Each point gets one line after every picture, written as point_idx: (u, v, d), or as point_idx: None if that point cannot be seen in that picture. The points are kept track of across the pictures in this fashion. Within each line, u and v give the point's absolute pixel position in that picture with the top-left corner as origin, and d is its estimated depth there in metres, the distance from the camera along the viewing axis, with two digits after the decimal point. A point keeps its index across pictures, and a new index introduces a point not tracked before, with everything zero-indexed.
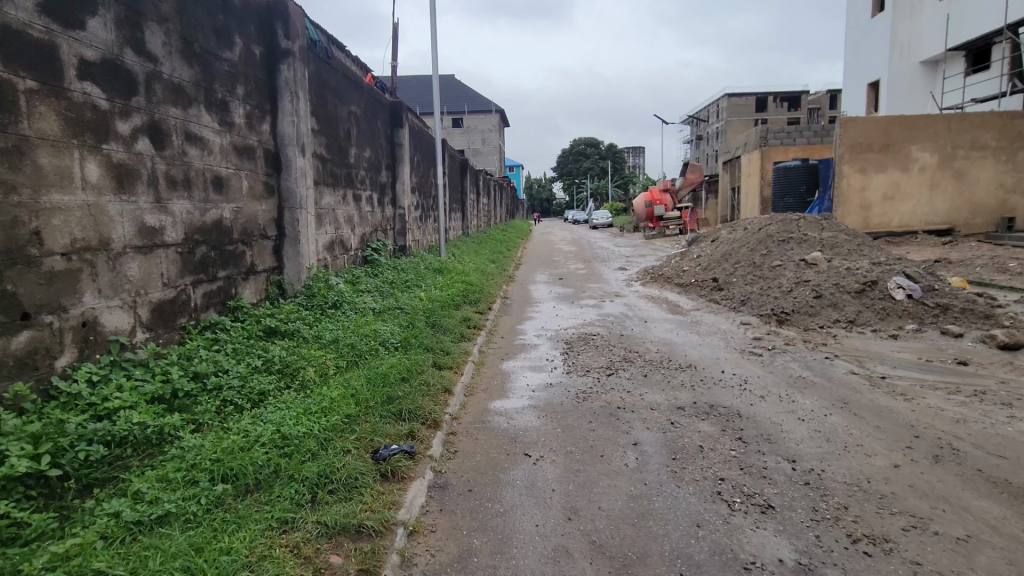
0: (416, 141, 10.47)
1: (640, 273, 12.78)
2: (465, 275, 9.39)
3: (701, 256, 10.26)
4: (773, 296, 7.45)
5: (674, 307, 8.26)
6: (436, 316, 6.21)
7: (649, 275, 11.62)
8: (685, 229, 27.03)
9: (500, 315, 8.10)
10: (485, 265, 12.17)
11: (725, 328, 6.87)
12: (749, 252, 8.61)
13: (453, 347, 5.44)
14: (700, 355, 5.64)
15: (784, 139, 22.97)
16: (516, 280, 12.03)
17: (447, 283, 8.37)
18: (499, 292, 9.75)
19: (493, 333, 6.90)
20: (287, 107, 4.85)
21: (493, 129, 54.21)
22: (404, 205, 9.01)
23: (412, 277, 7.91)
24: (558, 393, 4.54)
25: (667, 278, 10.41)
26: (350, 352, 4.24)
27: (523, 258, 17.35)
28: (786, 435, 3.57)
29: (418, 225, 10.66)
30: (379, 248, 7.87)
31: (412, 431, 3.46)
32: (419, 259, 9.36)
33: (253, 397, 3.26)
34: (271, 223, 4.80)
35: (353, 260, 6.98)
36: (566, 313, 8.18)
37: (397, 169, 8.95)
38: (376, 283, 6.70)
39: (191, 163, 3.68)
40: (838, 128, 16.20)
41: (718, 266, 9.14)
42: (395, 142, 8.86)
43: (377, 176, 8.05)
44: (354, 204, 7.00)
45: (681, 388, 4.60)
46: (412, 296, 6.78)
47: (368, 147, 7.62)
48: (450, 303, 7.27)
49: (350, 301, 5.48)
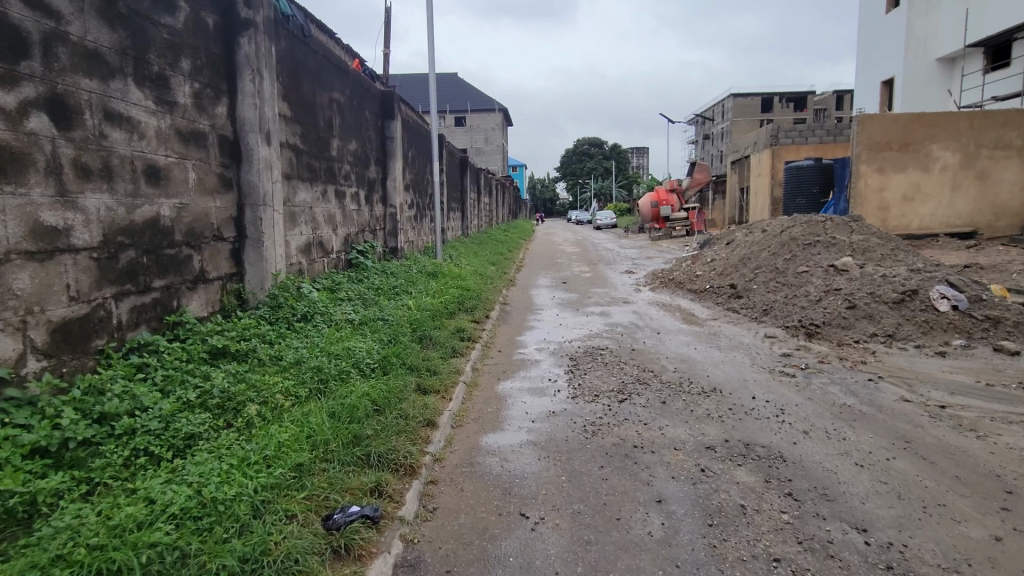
0: (410, 136, 9.78)
1: (649, 278, 12.05)
2: (461, 279, 8.68)
3: (716, 260, 9.55)
4: (799, 305, 6.74)
5: (688, 316, 7.56)
6: (425, 328, 5.52)
7: (659, 280, 10.91)
8: (692, 230, 26.30)
9: (498, 324, 7.40)
10: (485, 268, 11.48)
11: (748, 343, 6.16)
12: (771, 256, 7.90)
13: (442, 366, 4.74)
14: (725, 376, 4.93)
15: (796, 138, 22.23)
16: (517, 284, 11.34)
17: (441, 289, 7.67)
18: (498, 298, 9.05)
19: (489, 346, 6.20)
20: (248, 87, 4.17)
21: (496, 128, 53.52)
22: (395, 203, 8.33)
23: (401, 282, 7.21)
24: (562, 425, 3.84)
25: (678, 283, 9.70)
26: (314, 377, 3.55)
27: (525, 260, 16.67)
28: (847, 491, 2.87)
29: (412, 226, 9.96)
30: (366, 250, 7.19)
31: (380, 485, 2.76)
32: (411, 262, 8.67)
33: (176, 444, 2.58)
34: (228, 222, 4.12)
35: (334, 264, 6.29)
36: (571, 322, 7.47)
37: (388, 165, 8.26)
38: (359, 290, 6.01)
39: (114, 148, 3.00)
40: (856, 126, 15.47)
41: (735, 271, 8.43)
42: (386, 135, 8.17)
43: (365, 172, 7.36)
44: (336, 201, 6.32)
45: (706, 419, 3.89)
46: (399, 305, 6.08)
47: (354, 139, 6.93)
48: (442, 312, 6.58)
49: (324, 312, 4.78)
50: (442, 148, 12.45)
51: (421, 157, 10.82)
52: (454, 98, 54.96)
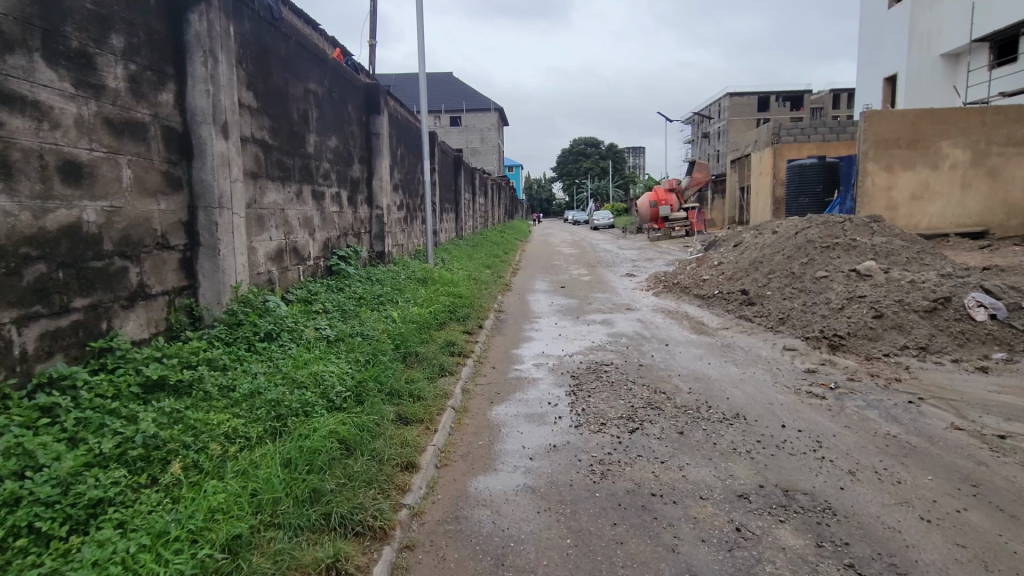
0: (399, 132, 9.20)
1: (651, 281, 11.50)
2: (453, 286, 8.12)
3: (723, 263, 9.01)
4: (820, 314, 6.20)
5: (697, 325, 7.01)
6: (410, 344, 4.95)
7: (662, 284, 10.37)
8: (692, 230, 25.78)
9: (493, 335, 6.84)
10: (479, 272, 10.92)
11: (766, 356, 5.61)
12: (785, 260, 7.36)
13: (427, 389, 4.18)
14: (745, 399, 4.38)
15: (798, 136, 21.73)
16: (513, 289, 10.78)
17: (431, 296, 7.10)
18: (493, 305, 8.48)
19: (483, 361, 5.63)
20: (200, 72, 3.60)
21: (492, 128, 52.95)
22: (382, 204, 7.76)
23: (388, 290, 6.64)
24: (565, 464, 3.28)
25: (684, 288, 9.14)
26: (271, 413, 2.99)
27: (521, 262, 16.11)
28: (919, 560, 2.32)
29: (401, 228, 9.39)
30: (348, 256, 6.62)
31: (340, 558, 2.19)
32: (400, 267, 8.10)
33: (74, 515, 2.00)
34: (177, 227, 3.55)
35: (311, 271, 5.72)
36: (571, 333, 6.92)
37: (374, 163, 7.69)
38: (338, 301, 5.44)
39: (13, 139, 2.44)
40: (863, 122, 14.96)
41: (745, 275, 7.88)
42: (371, 131, 7.61)
43: (347, 171, 6.78)
44: (313, 203, 5.75)
45: (732, 456, 3.33)
46: (383, 316, 5.52)
47: (334, 135, 6.36)
48: (431, 324, 6.02)
49: (294, 329, 4.22)
50: (434, 146, 11.87)
51: (411, 156, 10.24)
52: (450, 98, 54.36)
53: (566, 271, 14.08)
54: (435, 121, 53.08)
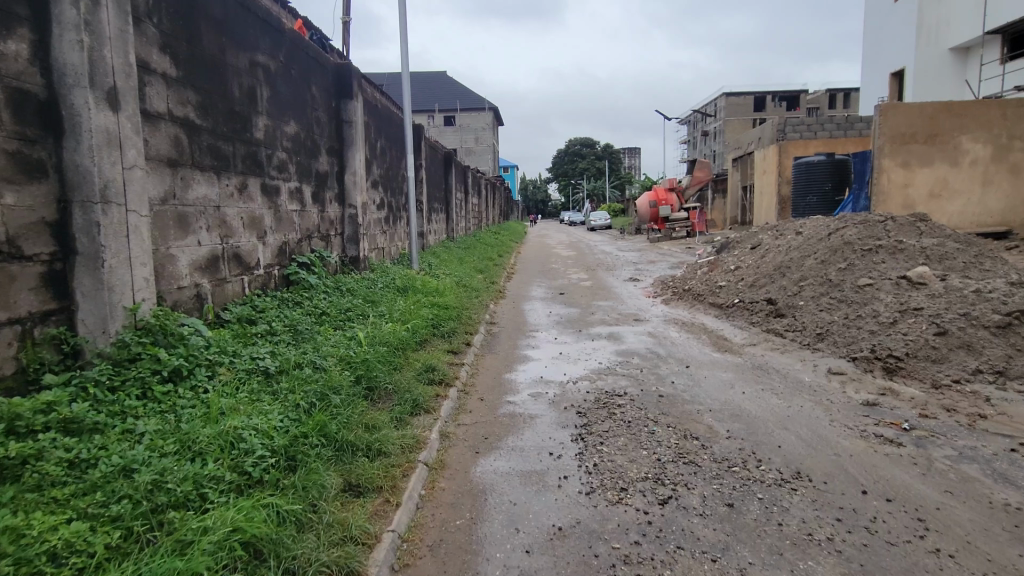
0: (377, 122, 8.21)
1: (657, 286, 10.52)
2: (439, 295, 7.14)
3: (741, 268, 8.06)
4: (867, 329, 5.25)
5: (719, 342, 6.07)
6: (376, 375, 3.97)
7: (671, 290, 9.41)
8: (694, 231, 24.89)
9: (483, 355, 5.86)
10: (470, 278, 9.94)
11: (809, 383, 4.66)
12: (818, 264, 6.42)
13: (391, 439, 3.22)
14: (800, 446, 3.42)
15: (805, 133, 20.79)
16: (507, 296, 9.80)
17: (411, 308, 6.13)
18: (484, 315, 7.50)
19: (469, 391, 4.66)
20: (69, 15, 2.62)
21: (486, 128, 52.02)
22: (356, 202, 6.78)
23: (359, 303, 5.67)
24: (574, 564, 2.31)
25: (697, 296, 8.20)
26: (141, 506, 2.01)
27: (516, 266, 15.17)
28: None
29: (381, 230, 8.39)
30: (312, 263, 5.64)
31: None
32: (377, 274, 7.11)
33: None
34: (39, 229, 2.58)
35: (261, 282, 4.75)
36: (573, 351, 5.94)
37: (345, 155, 6.70)
38: (292, 319, 4.47)
39: None
40: (877, 116, 14.05)
41: (770, 281, 6.94)
42: (342, 118, 6.63)
43: (310, 163, 5.80)
44: (263, 198, 4.76)
45: (811, 549, 2.37)
46: (348, 337, 4.55)
47: (293, 120, 5.38)
48: (408, 343, 5.06)
49: (218, 363, 3.24)
50: (420, 141, 10.86)
51: (394, 149, 9.24)
52: (443, 97, 53.38)
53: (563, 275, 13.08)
54: (429, 121, 52.13)
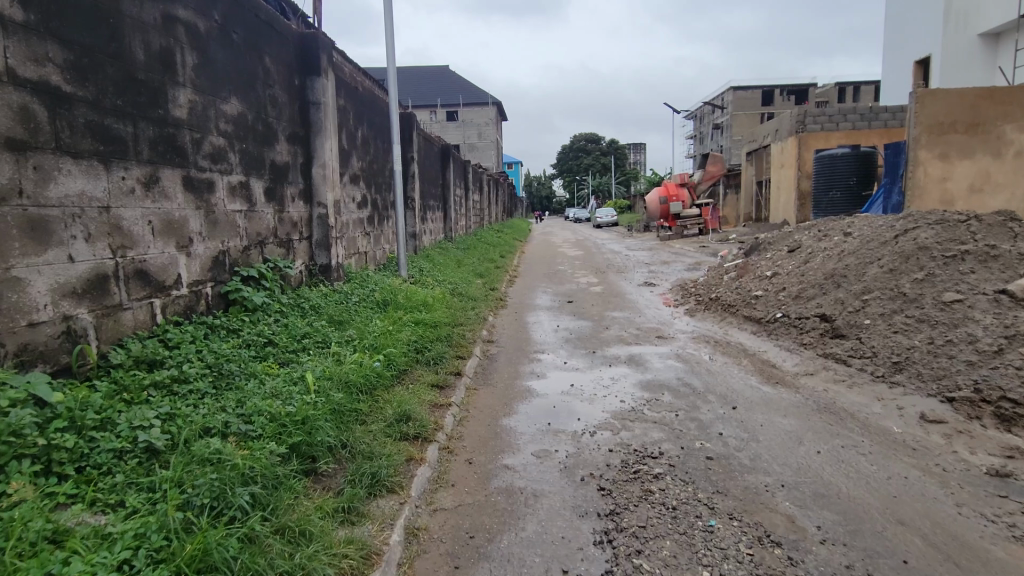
0: (356, 106, 7.06)
1: (677, 292, 9.36)
2: (427, 309, 6.03)
3: (779, 275, 6.93)
4: (963, 359, 4.13)
5: (765, 370, 4.95)
6: (321, 441, 2.88)
7: (695, 298, 8.29)
8: (707, 229, 23.74)
9: (476, 388, 4.74)
10: (467, 285, 8.84)
11: (899, 437, 3.53)
12: (883, 274, 5.29)
13: (322, 561, 2.12)
14: (935, 562, 2.30)
15: (825, 123, 19.42)
16: (509, 305, 8.70)
17: (389, 328, 5.03)
18: (480, 332, 6.39)
19: (454, 449, 3.54)
20: None
21: (490, 123, 50.83)
22: (325, 201, 5.67)
23: (322, 325, 4.58)
24: None
25: (728, 307, 7.08)
26: None
27: (521, 268, 14.06)
28: None
29: (361, 232, 7.29)
30: (264, 276, 4.55)
31: None
32: (353, 286, 6.01)
33: None
34: None
35: (186, 305, 3.67)
36: (586, 382, 4.82)
37: (313, 144, 5.59)
38: (219, 356, 3.39)
39: None
40: (912, 104, 12.78)
41: (820, 293, 5.81)
42: (308, 100, 5.53)
43: (261, 152, 4.69)
44: (186, 196, 3.67)
45: None
46: (295, 379, 3.45)
47: (235, 97, 4.28)
48: (378, 382, 3.95)
49: (60, 447, 2.19)
50: (411, 131, 9.71)
51: (380, 139, 8.10)
52: (445, 92, 52.30)
53: (569, 278, 11.93)
54: (430, 116, 51.13)
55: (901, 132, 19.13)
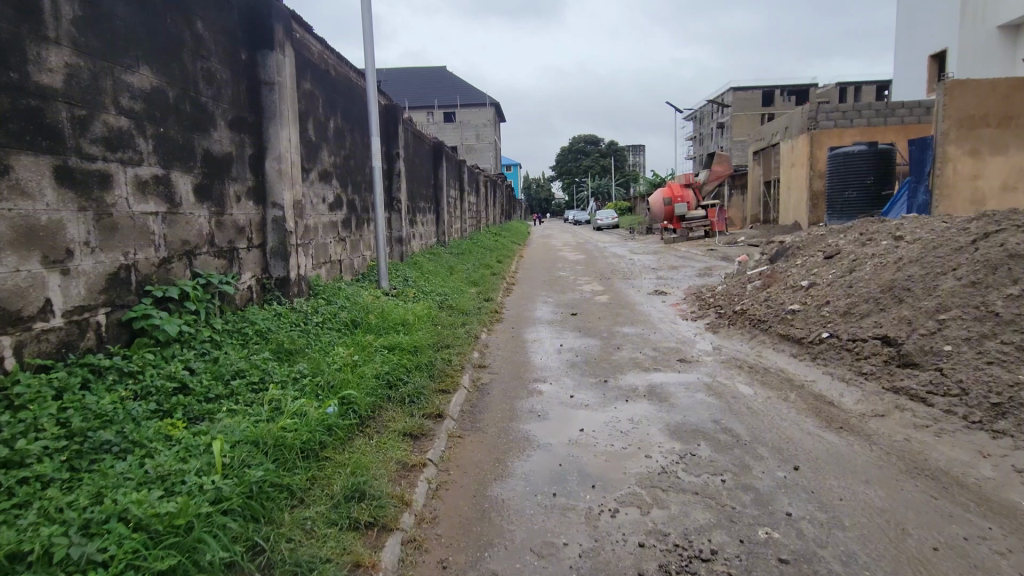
0: (325, 92, 6.08)
1: (693, 303, 8.38)
2: (406, 331, 5.07)
3: (819, 286, 5.96)
4: None
5: (820, 408, 3.98)
6: (210, 562, 1.90)
7: (716, 311, 7.32)
8: (713, 231, 22.79)
9: (461, 436, 3.75)
10: (458, 297, 7.88)
11: None
12: (965, 289, 4.34)
13: None
14: None
15: (835, 117, 18.32)
16: (506, 319, 7.73)
17: (355, 359, 4.06)
18: (469, 356, 5.41)
19: (425, 540, 2.56)
20: None
21: (488, 124, 49.90)
22: (281, 201, 4.71)
23: (265, 358, 3.61)
24: None
25: (758, 324, 6.12)
26: None
27: (519, 274, 13.10)
28: None
29: (334, 237, 6.31)
30: (193, 296, 3.57)
31: None
32: (319, 302, 5.04)
33: None
34: None
35: (63, 341, 2.70)
36: (599, 427, 3.83)
37: (265, 133, 4.63)
38: (92, 415, 2.43)
39: None
40: (942, 96, 11.66)
41: (877, 311, 4.85)
42: (260, 79, 4.56)
43: (189, 139, 3.72)
44: (61, 194, 2.71)
45: None
46: (201, 446, 2.48)
47: (146, 67, 3.31)
48: (327, 441, 2.98)
49: None
50: (398, 125, 8.73)
51: (358, 132, 7.12)
52: (442, 92, 51.36)
53: (571, 286, 10.96)
54: (427, 117, 50.23)
55: (918, 129, 18.15)
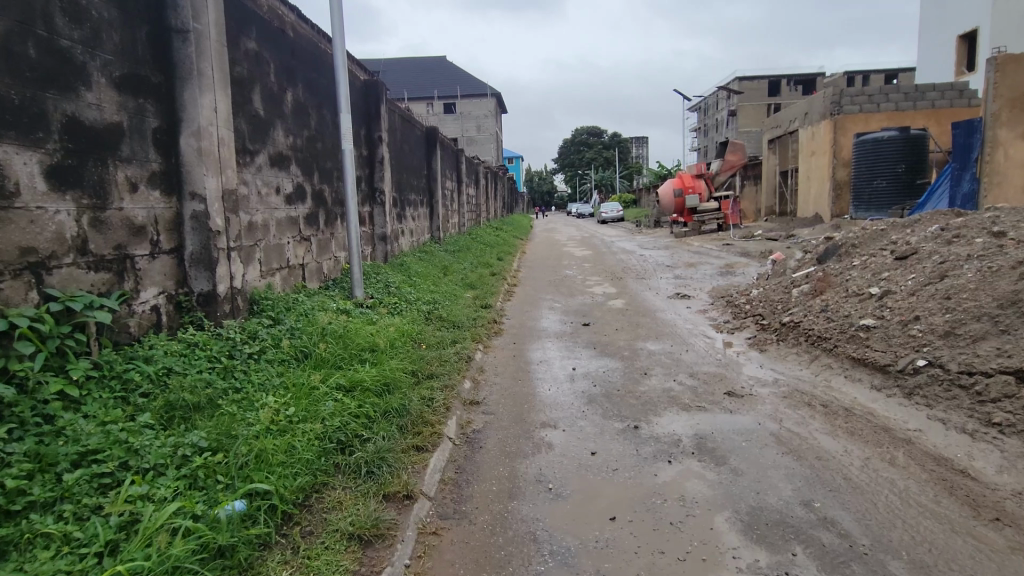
0: (278, 56, 4.85)
1: (725, 309, 7.19)
2: (374, 362, 3.89)
3: (897, 296, 4.78)
4: None
5: (952, 483, 2.79)
6: None
7: (757, 322, 6.13)
8: (726, 224, 21.56)
9: (438, 530, 2.58)
10: (450, 306, 6.69)
11: None
12: None
13: None
14: None
15: (864, 104, 17.08)
16: (507, 330, 6.55)
17: (290, 415, 2.89)
18: (457, 389, 4.24)
19: None
20: None
21: (489, 115, 48.52)
22: (203, 191, 3.52)
23: (143, 427, 2.44)
24: None
25: (819, 343, 4.94)
26: None
27: (521, 272, 11.90)
28: None
29: (292, 237, 5.11)
30: (33, 335, 2.40)
31: None
32: (261, 324, 3.87)
33: None
34: None
35: None
36: (639, 516, 2.64)
37: (179, 99, 3.43)
38: None
39: None
40: (991, 72, 10.21)
41: (999, 334, 3.68)
42: (168, 25, 3.36)
43: (36, 98, 2.54)
44: None
45: None
46: None
47: None
48: None
49: None
50: (380, 104, 7.49)
51: (327, 110, 5.90)
52: (441, 82, 49.98)
53: (581, 287, 9.75)
54: (427, 108, 48.90)
55: (951, 113, 16.82)
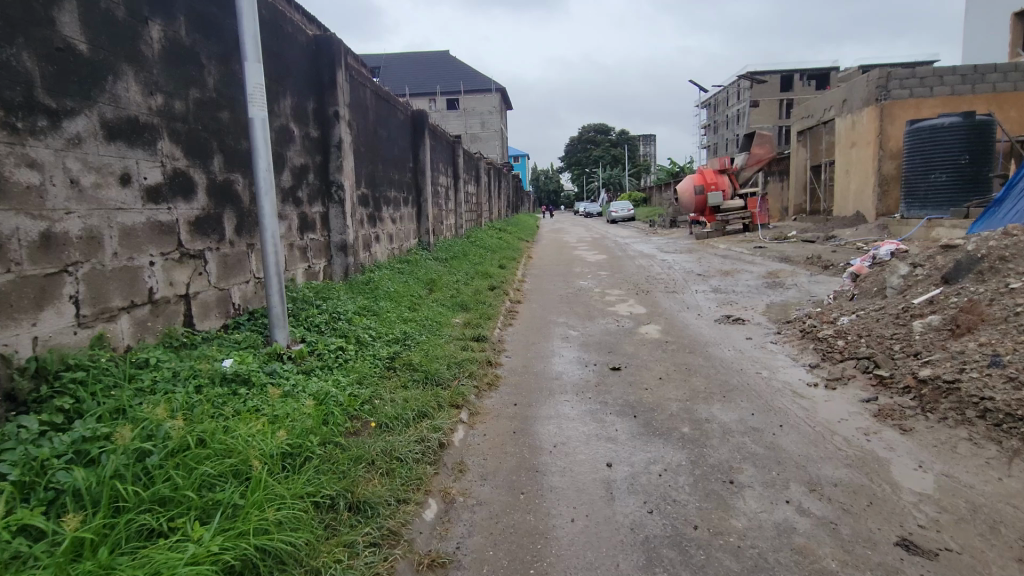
0: None
1: (804, 344, 5.27)
2: (237, 506, 1.99)
3: None
4: None
5: None
6: None
7: (870, 373, 4.23)
8: (753, 224, 19.59)
9: None
10: (427, 342, 4.81)
11: None
12: None
13: None
14: None
15: (914, 88, 15.08)
16: (507, 378, 4.66)
17: None
18: (406, 535, 2.34)
19: None
20: None
21: (494, 111, 46.68)
22: None
23: None
24: None
25: (1013, 429, 3.02)
26: None
27: (526, 283, 10.01)
28: None
29: (163, 254, 3.23)
30: None
31: None
32: (20, 434, 1.99)
33: None
34: None
35: None
36: None
37: None
38: None
39: None
40: None
41: None
42: None
43: None
44: None
45: None
46: None
47: None
48: None
49: None
50: (336, 69, 5.61)
51: (237, 64, 4.02)
52: (445, 77, 48.13)
53: (600, 305, 7.87)
54: (429, 104, 47.05)
55: (1015, 98, 14.83)
